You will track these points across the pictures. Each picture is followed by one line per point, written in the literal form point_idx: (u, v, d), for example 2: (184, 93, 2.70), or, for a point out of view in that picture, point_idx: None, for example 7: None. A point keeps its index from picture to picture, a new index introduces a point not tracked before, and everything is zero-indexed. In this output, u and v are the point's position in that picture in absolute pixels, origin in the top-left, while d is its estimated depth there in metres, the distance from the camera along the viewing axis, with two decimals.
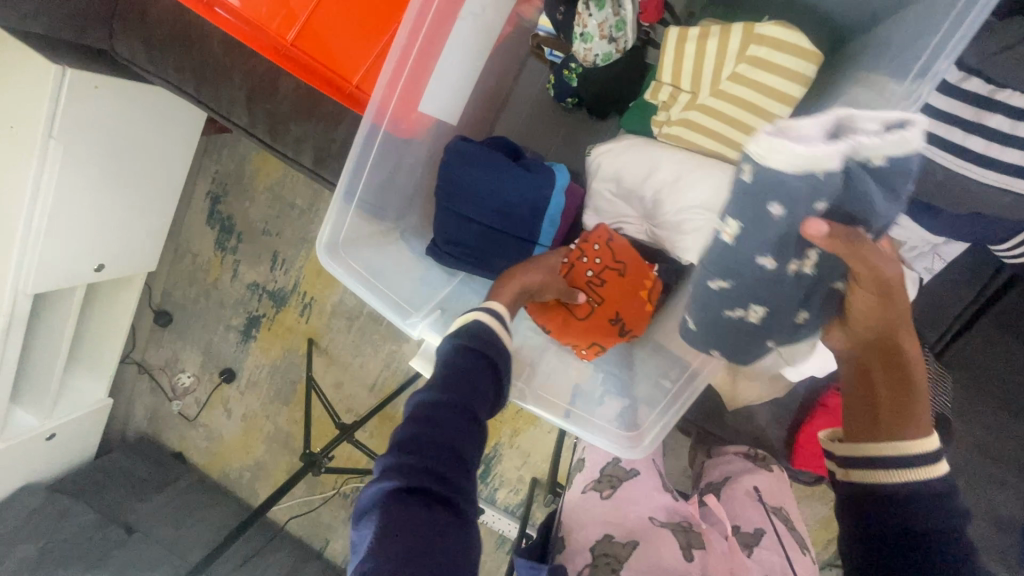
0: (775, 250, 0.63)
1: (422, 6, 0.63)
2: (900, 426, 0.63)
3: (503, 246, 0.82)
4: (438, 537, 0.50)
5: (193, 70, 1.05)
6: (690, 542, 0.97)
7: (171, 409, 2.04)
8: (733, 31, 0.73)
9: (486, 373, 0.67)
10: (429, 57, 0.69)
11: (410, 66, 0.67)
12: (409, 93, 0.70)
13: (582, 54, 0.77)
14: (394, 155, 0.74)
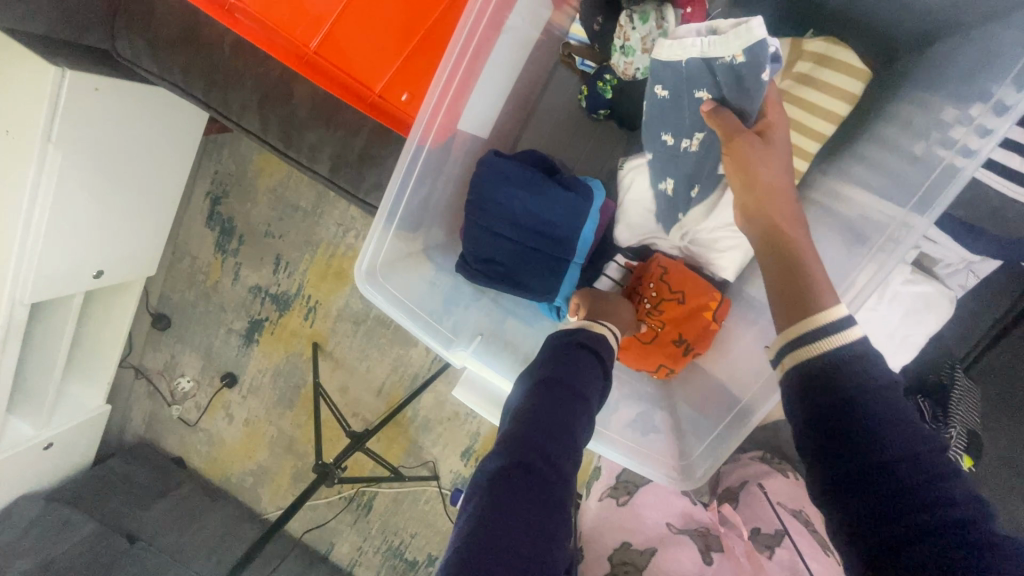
0: (675, 127, 0.75)
1: (473, 24, 0.63)
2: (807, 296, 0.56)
3: (536, 264, 0.80)
4: (535, 536, 0.44)
5: (202, 72, 1.01)
6: (709, 546, 0.95)
7: (170, 413, 2.00)
8: (779, 45, 0.71)
9: (594, 372, 0.63)
10: (475, 71, 0.69)
11: (456, 84, 0.67)
12: (453, 110, 0.69)
13: (622, 68, 0.75)
14: (434, 172, 0.73)
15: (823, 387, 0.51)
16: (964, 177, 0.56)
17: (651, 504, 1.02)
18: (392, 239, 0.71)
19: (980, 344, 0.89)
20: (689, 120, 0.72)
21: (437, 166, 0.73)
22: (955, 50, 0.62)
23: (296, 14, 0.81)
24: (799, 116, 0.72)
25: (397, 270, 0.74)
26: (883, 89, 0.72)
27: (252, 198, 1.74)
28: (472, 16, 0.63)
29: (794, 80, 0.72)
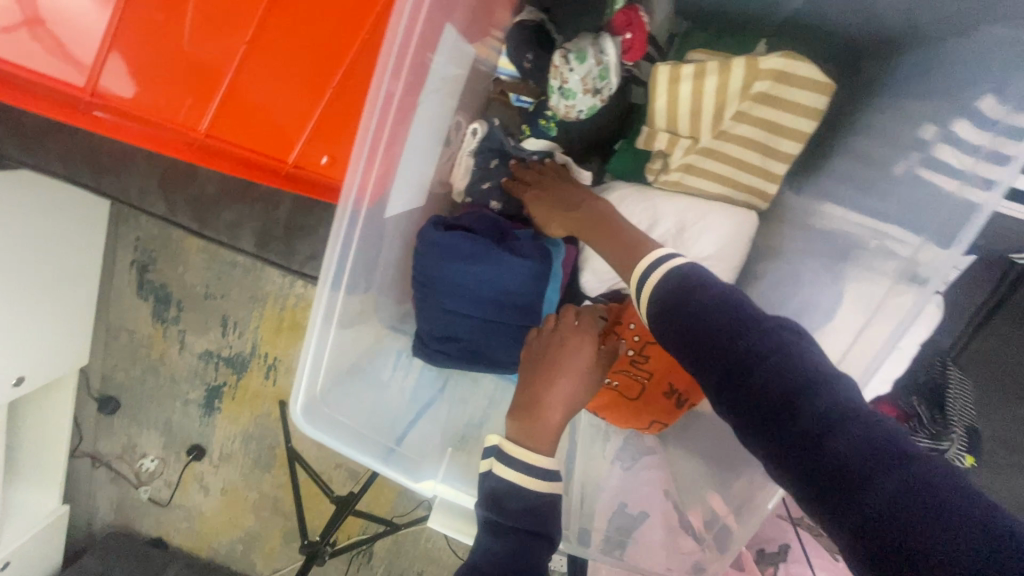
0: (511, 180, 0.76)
1: (400, 55, 0.52)
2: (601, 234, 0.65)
3: (502, 337, 0.72)
4: None
5: (85, 159, 0.87)
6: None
7: (139, 496, 1.86)
8: (734, 66, 0.63)
9: (537, 553, 0.58)
10: (402, 127, 0.58)
11: (389, 131, 0.56)
12: (387, 165, 0.58)
13: (563, 111, 0.66)
14: (373, 246, 0.63)
15: (675, 321, 0.49)
16: (986, 214, 0.46)
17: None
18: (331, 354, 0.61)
19: (966, 332, 0.87)
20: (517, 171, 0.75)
21: (376, 241, 0.63)
22: (933, 58, 0.55)
23: (176, 93, 0.69)
24: (764, 138, 0.66)
25: (341, 387, 0.64)
26: (848, 98, 0.66)
27: (183, 260, 1.59)
28: (392, 61, 0.53)
29: (754, 100, 0.64)
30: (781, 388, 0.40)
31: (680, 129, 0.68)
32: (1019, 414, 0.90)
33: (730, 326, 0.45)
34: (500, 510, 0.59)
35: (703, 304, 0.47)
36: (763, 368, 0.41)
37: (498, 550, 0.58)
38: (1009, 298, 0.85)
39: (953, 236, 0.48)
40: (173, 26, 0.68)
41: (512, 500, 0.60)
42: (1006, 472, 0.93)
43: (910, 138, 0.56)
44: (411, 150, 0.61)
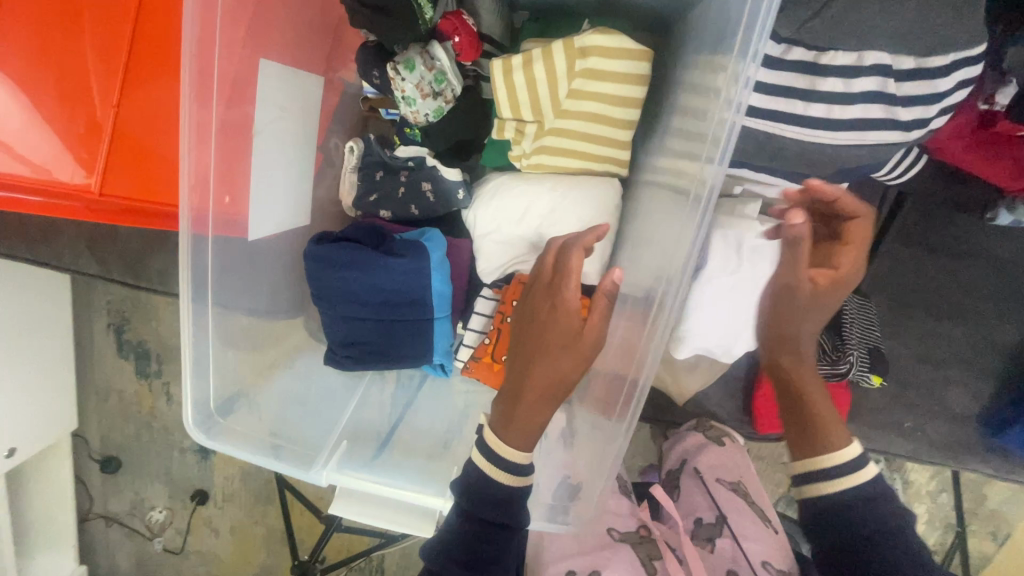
0: (388, 184, 0.81)
1: (195, 78, 0.57)
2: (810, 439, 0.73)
3: (401, 332, 0.77)
4: None
5: (18, 235, 0.94)
6: (650, 555, 0.97)
7: (155, 548, 1.93)
8: (554, 50, 0.68)
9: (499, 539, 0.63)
10: (239, 148, 0.63)
11: (217, 152, 0.61)
12: (227, 185, 0.62)
13: (412, 117, 0.71)
14: (247, 265, 0.68)
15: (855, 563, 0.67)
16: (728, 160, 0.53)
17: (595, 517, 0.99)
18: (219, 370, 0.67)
19: (861, 260, 0.90)
20: (397, 178, 0.81)
21: (247, 261, 0.68)
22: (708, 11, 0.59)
23: (62, 160, 0.72)
24: (601, 109, 0.70)
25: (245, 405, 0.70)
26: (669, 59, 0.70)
27: (155, 316, 1.67)
28: (193, 86, 0.57)
29: (583, 77, 0.69)
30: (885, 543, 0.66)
31: (524, 116, 0.73)
32: (931, 329, 0.93)
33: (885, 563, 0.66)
34: (470, 502, 0.62)
35: (882, 534, 0.67)
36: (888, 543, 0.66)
37: (469, 535, 0.63)
38: (894, 219, 0.87)
39: (714, 156, 0.53)
40: (44, 103, 0.72)
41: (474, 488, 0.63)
42: (933, 388, 0.95)
43: (701, 82, 0.60)
44: (259, 168, 0.65)
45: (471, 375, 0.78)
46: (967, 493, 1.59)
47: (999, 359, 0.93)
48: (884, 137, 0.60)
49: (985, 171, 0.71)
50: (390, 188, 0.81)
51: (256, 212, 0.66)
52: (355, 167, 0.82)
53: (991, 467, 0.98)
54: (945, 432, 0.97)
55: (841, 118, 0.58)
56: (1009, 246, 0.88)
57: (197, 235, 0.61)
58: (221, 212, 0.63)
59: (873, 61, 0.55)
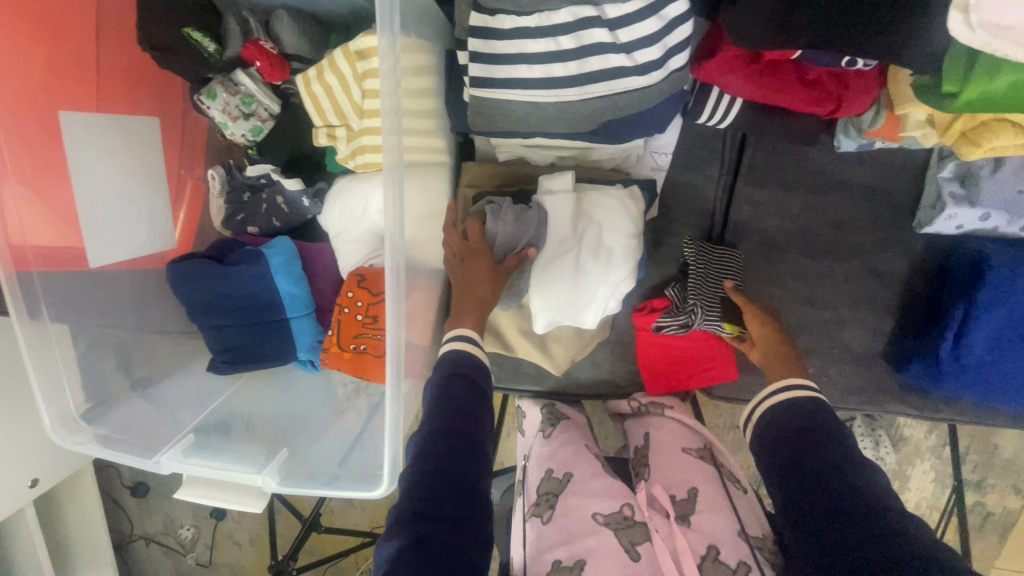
0: (248, 202, 0.89)
1: None
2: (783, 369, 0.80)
3: (261, 334, 0.83)
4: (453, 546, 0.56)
5: None
6: (633, 540, 0.85)
7: (188, 563, 2.11)
8: (337, 58, 0.74)
9: (472, 393, 0.70)
10: (56, 193, 0.73)
11: (23, 197, 0.71)
12: (47, 219, 0.73)
13: (232, 139, 0.80)
14: (108, 291, 0.79)
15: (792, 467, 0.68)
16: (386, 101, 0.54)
17: (575, 508, 0.90)
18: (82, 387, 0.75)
19: (719, 209, 0.89)
20: (254, 195, 0.89)
21: (104, 286, 0.78)
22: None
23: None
24: None
25: (105, 408, 0.76)
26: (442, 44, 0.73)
27: None
28: None
29: (368, 77, 0.73)
30: (829, 464, 0.65)
31: (331, 120, 0.79)
32: (809, 269, 0.89)
33: (816, 456, 0.67)
34: (451, 366, 0.72)
35: (820, 439, 0.68)
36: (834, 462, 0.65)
37: (450, 386, 0.70)
38: (742, 162, 0.86)
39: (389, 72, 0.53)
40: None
41: (455, 355, 0.74)
42: (827, 329, 0.91)
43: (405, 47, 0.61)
44: (86, 202, 0.75)
45: (328, 366, 0.83)
46: (974, 445, 1.42)
47: (893, 291, 0.88)
48: (625, 85, 0.61)
49: (782, 99, 0.68)
50: (252, 206, 0.89)
51: (93, 245, 0.76)
52: (217, 183, 0.90)
53: (909, 407, 0.91)
54: (856, 376, 0.92)
55: (576, 72, 0.60)
56: (872, 171, 0.84)
57: (17, 269, 0.71)
58: (47, 254, 0.73)
59: (580, 15, 0.57)
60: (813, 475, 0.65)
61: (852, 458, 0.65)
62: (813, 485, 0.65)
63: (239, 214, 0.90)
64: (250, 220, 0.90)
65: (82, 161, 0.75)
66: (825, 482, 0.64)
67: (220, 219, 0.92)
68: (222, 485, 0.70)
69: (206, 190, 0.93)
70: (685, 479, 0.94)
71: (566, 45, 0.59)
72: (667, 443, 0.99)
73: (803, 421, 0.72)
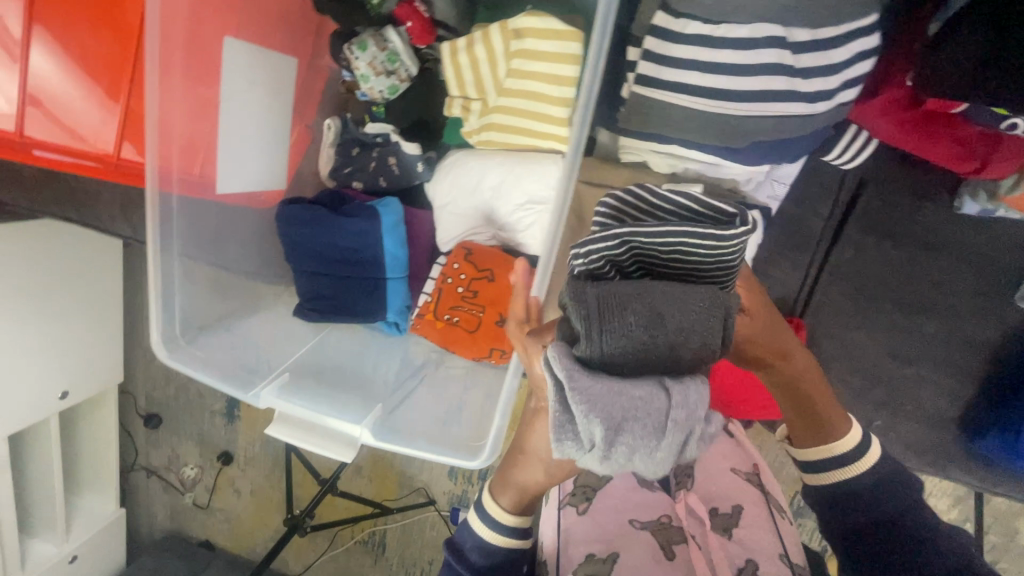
0: (358, 157, 0.89)
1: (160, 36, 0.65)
2: (814, 432, 0.67)
3: (355, 289, 0.85)
4: None
5: (66, 198, 1.10)
6: (670, 541, 0.91)
7: (185, 502, 2.12)
8: (492, 32, 0.74)
9: None
10: (205, 112, 0.73)
11: (180, 117, 0.70)
12: (195, 145, 0.72)
13: (368, 94, 0.81)
14: (227, 223, 0.79)
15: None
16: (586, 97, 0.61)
17: (611, 505, 0.97)
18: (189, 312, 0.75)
19: (823, 248, 0.89)
20: (364, 151, 0.89)
21: (225, 217, 0.79)
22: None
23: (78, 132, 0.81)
24: (541, 88, 0.75)
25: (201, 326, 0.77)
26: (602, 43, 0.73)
27: None
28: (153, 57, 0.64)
29: (519, 57, 0.74)
30: (910, 529, 0.63)
31: (469, 93, 0.80)
32: (898, 322, 0.90)
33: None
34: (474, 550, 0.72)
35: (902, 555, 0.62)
36: (904, 525, 0.63)
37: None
38: (855, 207, 0.86)
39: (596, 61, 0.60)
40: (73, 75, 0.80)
41: (484, 561, 0.71)
42: (904, 384, 0.91)
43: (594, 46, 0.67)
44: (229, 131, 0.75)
45: (417, 331, 0.86)
46: (999, 527, 1.40)
47: (977, 359, 0.88)
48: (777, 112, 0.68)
49: (925, 148, 0.69)
50: (360, 160, 0.89)
51: (224, 174, 0.76)
52: (332, 132, 0.90)
53: (971, 476, 0.92)
54: (923, 435, 0.92)
55: (743, 87, 0.60)
56: (984, 237, 0.84)
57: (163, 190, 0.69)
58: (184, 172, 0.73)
59: (766, 33, 0.58)
60: None
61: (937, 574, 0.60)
62: (892, 554, 0.62)
63: (346, 167, 0.90)
64: (357, 175, 0.90)
65: (234, 90, 0.74)
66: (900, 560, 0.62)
67: (326, 170, 0.92)
68: (310, 428, 0.71)
69: (317, 139, 0.93)
70: (730, 496, 0.97)
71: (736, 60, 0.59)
72: (715, 459, 1.04)
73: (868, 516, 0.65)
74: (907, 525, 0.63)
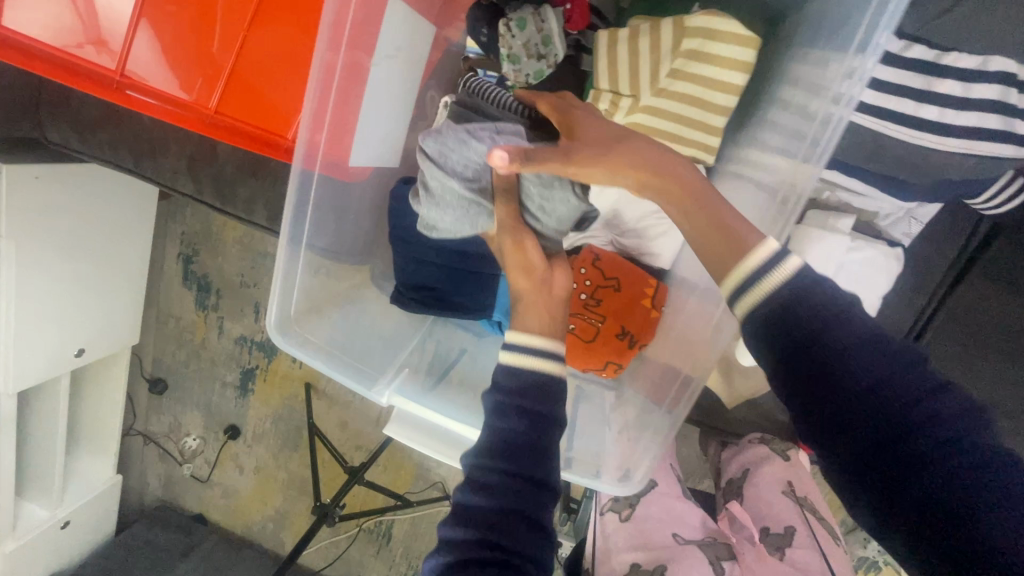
0: None
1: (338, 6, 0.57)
2: (742, 235, 0.49)
3: (465, 284, 0.82)
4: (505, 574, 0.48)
5: (128, 143, 1.00)
6: (718, 556, 0.95)
7: (182, 473, 1.99)
8: (663, 27, 0.70)
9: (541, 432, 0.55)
10: (357, 80, 0.65)
11: (335, 95, 0.63)
12: (340, 127, 0.66)
13: (513, 76, 0.74)
14: (345, 196, 0.73)
15: (797, 346, 0.43)
16: (840, 123, 0.53)
17: (658, 516, 1.01)
18: (303, 290, 0.68)
19: (942, 291, 0.87)
20: None
21: (346, 190, 0.73)
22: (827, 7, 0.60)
23: (171, 72, 0.77)
24: (702, 93, 0.71)
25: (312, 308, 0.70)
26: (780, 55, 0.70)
27: (223, 250, 1.72)
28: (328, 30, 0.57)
29: (686, 58, 0.70)
30: (914, 356, 0.41)
31: (621, 88, 0.74)
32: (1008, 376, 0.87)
33: (873, 352, 0.41)
34: (514, 394, 0.57)
35: (840, 344, 0.41)
36: (921, 390, 0.39)
37: (501, 420, 0.55)
38: (983, 254, 0.84)
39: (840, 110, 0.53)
40: (175, 16, 0.76)
41: (515, 384, 0.58)
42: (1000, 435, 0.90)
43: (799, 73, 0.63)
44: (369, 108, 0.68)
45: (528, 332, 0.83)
46: None
47: None
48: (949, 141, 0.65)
49: None
50: None
51: (356, 148, 0.69)
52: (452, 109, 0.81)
53: None
54: None
55: (956, 118, 0.61)
56: None
57: (306, 171, 0.63)
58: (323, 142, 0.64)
59: None
60: (862, 406, 0.40)
61: (847, 349, 0.41)
62: (934, 469, 0.37)
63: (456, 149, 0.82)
64: None
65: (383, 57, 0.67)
66: (831, 366, 0.41)
67: None
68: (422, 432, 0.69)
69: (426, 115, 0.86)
70: (782, 517, 0.98)
71: (956, 89, 0.61)
72: (768, 479, 1.01)
73: (801, 319, 0.43)
74: (872, 349, 0.41)
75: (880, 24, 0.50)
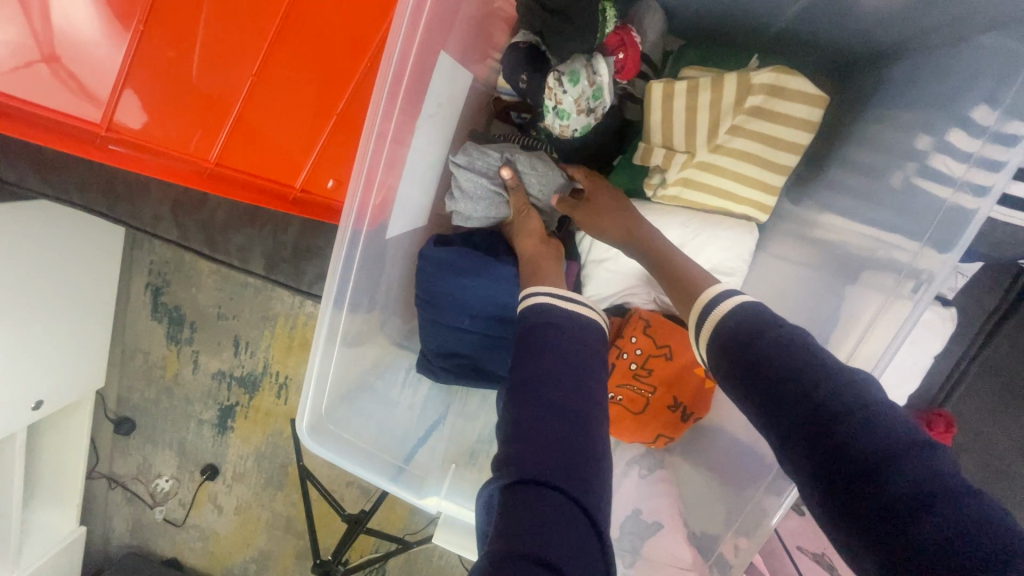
0: None
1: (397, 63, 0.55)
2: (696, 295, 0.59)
3: (501, 351, 0.75)
4: (554, 521, 0.40)
5: (100, 185, 0.88)
6: None
7: (153, 517, 1.76)
8: (726, 82, 0.65)
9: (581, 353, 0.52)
10: (402, 144, 0.61)
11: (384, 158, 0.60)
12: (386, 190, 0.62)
13: (559, 130, 0.69)
14: (376, 264, 0.67)
15: (751, 375, 0.47)
16: (981, 219, 0.47)
17: None
18: (334, 381, 0.67)
19: (976, 340, 0.88)
20: None
21: (379, 257, 0.67)
22: (905, 76, 0.59)
23: (163, 120, 0.67)
24: (761, 151, 0.67)
25: (348, 408, 0.71)
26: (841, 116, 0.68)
27: (196, 282, 1.57)
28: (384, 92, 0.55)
29: (747, 114, 0.65)
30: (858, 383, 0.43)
31: (676, 144, 0.69)
32: None
33: (810, 373, 0.43)
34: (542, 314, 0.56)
35: (783, 364, 0.45)
36: (847, 424, 0.40)
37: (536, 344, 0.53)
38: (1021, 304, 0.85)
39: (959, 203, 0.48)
40: (168, 58, 0.66)
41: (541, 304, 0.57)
42: None
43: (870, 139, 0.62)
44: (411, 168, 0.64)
45: None
46: None
47: None
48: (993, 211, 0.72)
49: None
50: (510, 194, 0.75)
51: (396, 215, 0.65)
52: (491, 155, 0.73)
53: None
54: None
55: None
56: None
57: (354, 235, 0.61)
58: (367, 209, 0.61)
59: None
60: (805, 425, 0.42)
61: (789, 371, 0.44)
62: (874, 490, 0.37)
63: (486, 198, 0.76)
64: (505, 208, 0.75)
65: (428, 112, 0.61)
66: (775, 388, 0.44)
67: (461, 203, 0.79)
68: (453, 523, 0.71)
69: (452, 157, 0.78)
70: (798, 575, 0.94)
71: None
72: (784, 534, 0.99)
73: (749, 343, 0.48)
74: (816, 374, 0.43)
75: (974, 104, 0.49)
